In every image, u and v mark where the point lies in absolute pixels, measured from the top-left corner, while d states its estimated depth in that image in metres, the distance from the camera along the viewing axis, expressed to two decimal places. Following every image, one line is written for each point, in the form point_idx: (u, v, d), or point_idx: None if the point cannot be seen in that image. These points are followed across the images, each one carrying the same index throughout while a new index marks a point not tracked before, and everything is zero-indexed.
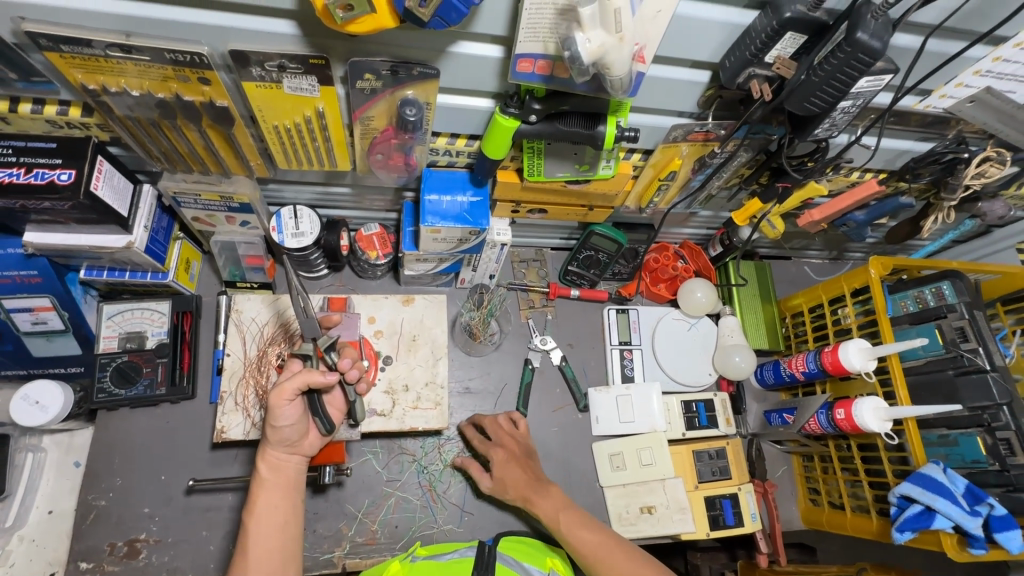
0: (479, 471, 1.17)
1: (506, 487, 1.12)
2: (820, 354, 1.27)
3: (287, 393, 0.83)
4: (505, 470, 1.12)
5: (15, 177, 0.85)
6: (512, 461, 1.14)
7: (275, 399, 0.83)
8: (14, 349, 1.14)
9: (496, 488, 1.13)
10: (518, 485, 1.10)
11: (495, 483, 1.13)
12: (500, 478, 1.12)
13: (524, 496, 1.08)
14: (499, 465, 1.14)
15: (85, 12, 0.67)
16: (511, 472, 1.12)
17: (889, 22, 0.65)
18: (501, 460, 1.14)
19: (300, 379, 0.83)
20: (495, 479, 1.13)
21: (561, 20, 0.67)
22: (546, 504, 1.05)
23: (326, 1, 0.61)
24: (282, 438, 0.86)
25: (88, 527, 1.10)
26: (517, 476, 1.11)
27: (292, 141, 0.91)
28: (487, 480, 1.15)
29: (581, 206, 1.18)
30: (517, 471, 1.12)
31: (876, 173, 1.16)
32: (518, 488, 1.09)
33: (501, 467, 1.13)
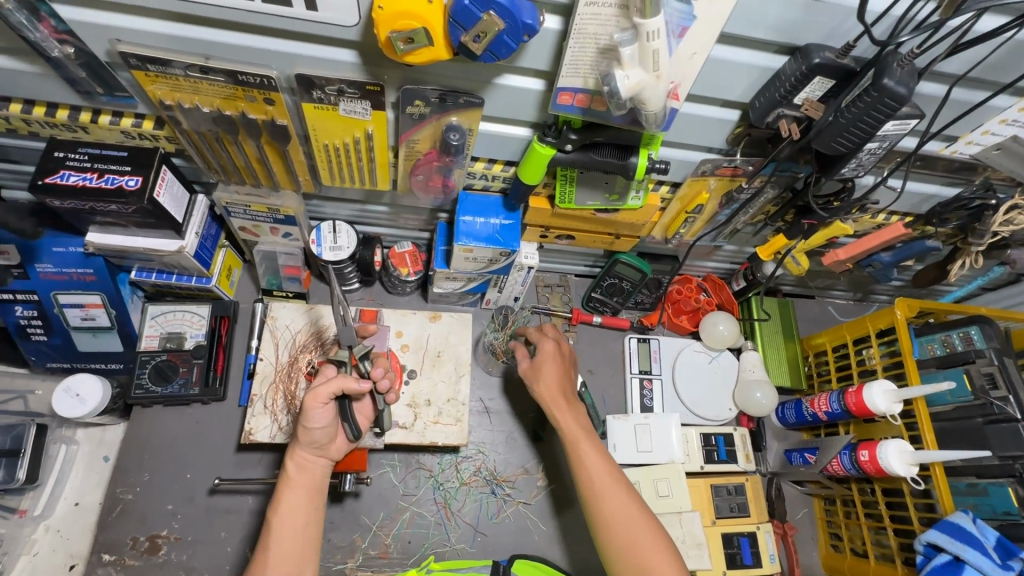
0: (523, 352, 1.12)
1: (536, 376, 1.08)
2: (844, 394, 1.25)
3: (321, 397, 0.86)
4: (550, 368, 1.07)
5: (88, 181, 0.92)
6: (561, 363, 1.08)
7: (309, 400, 0.86)
8: (62, 343, 1.21)
9: (528, 369, 1.09)
10: (545, 386, 1.06)
11: (533, 365, 1.09)
12: (539, 368, 1.08)
13: (556, 407, 1.04)
14: (548, 353, 1.08)
15: (172, 35, 0.75)
16: (549, 375, 1.07)
17: (915, 70, 0.68)
18: (550, 352, 1.08)
19: (336, 385, 0.86)
20: (536, 364, 1.09)
21: (601, 58, 0.72)
22: (570, 416, 1.02)
23: (389, 34, 0.67)
24: (311, 440, 0.88)
25: (113, 520, 1.13)
26: (552, 390, 1.05)
27: (340, 159, 0.97)
28: (526, 360, 1.10)
29: (608, 234, 1.22)
30: (556, 373, 1.07)
31: (902, 216, 1.17)
32: (546, 389, 1.06)
33: (549, 360, 1.07)
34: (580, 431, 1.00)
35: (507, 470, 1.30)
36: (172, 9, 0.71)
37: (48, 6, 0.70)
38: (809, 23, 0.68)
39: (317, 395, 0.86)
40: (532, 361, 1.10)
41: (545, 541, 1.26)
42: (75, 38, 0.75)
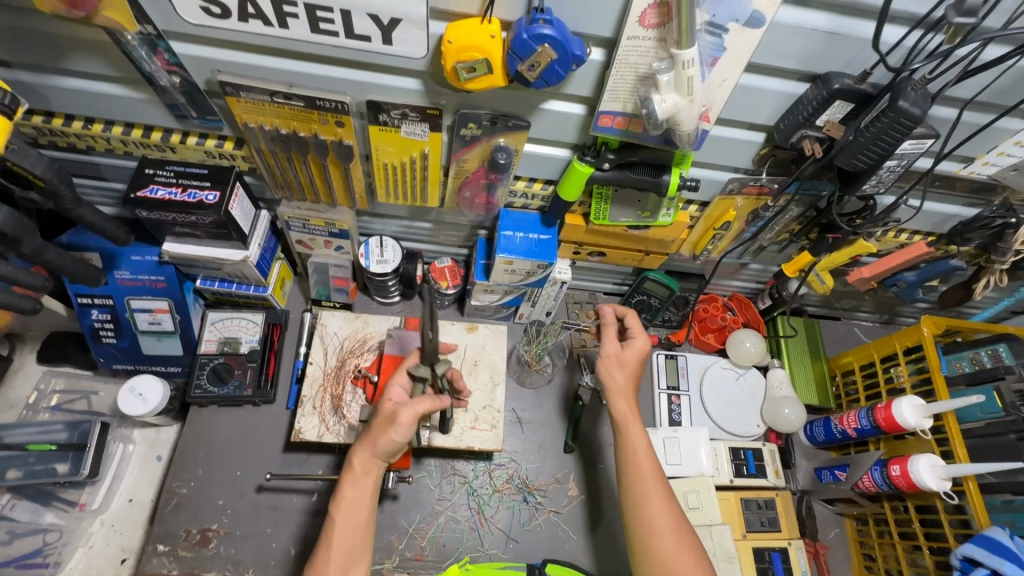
0: (611, 336, 1.14)
1: (615, 368, 1.12)
2: (873, 410, 1.27)
3: (417, 414, 0.92)
4: (634, 360, 1.12)
5: (174, 195, 1.03)
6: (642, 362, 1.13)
7: (405, 416, 0.91)
8: (129, 345, 1.30)
9: (613, 358, 1.12)
10: (620, 387, 1.11)
11: (617, 355, 1.13)
12: (623, 361, 1.12)
13: (626, 415, 1.08)
14: (637, 351, 1.12)
15: (265, 67, 0.86)
16: (629, 378, 1.11)
17: (928, 93, 0.74)
18: (636, 350, 1.12)
19: (429, 404, 0.94)
20: (621, 356, 1.12)
21: (640, 84, 0.80)
22: (638, 425, 1.07)
23: (455, 64, 0.76)
24: (387, 447, 0.92)
25: (168, 512, 1.19)
26: (630, 396, 1.10)
27: (396, 178, 1.07)
28: (613, 345, 1.13)
29: (638, 251, 1.28)
30: (635, 375, 1.12)
31: (924, 235, 1.22)
32: (625, 390, 1.10)
33: (636, 358, 1.12)
34: (641, 450, 1.04)
35: (539, 479, 1.33)
36: (267, 44, 0.82)
37: (165, 43, 0.82)
38: (828, 53, 0.76)
39: (410, 421, 0.91)
40: (620, 351, 1.13)
41: (577, 550, 1.27)
42: (183, 69, 0.86)
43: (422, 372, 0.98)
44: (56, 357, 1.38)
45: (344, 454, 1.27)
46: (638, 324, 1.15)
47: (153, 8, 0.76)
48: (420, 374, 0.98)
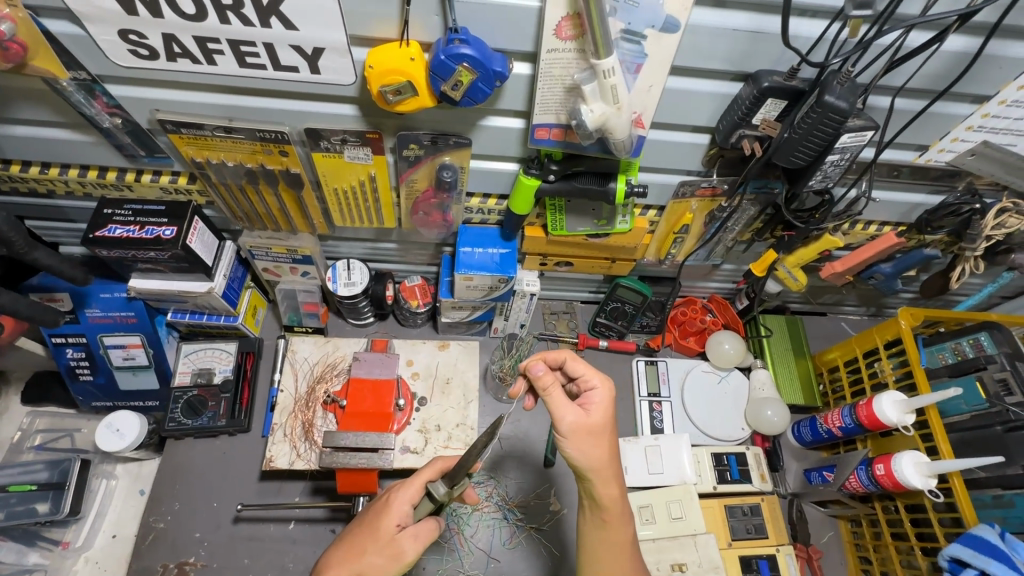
0: (563, 399, 0.86)
1: (585, 443, 0.86)
2: (855, 407, 1.24)
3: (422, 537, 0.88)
4: (602, 419, 0.88)
5: (132, 233, 1.04)
6: (607, 420, 0.89)
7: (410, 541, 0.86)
8: (106, 382, 1.32)
9: (575, 430, 0.86)
10: (607, 470, 0.88)
11: (583, 422, 0.86)
12: (591, 428, 0.87)
13: (613, 500, 0.89)
14: (598, 408, 0.89)
15: (203, 104, 0.87)
16: (606, 452, 0.87)
17: (855, 86, 0.75)
18: (600, 407, 0.89)
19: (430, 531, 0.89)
20: (589, 421, 0.87)
21: (569, 95, 0.81)
22: (617, 514, 0.90)
23: (380, 88, 0.77)
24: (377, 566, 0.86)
25: (146, 547, 1.19)
26: (615, 476, 0.89)
27: (349, 202, 1.08)
28: (575, 413, 0.86)
29: (605, 259, 1.27)
30: (609, 443, 0.88)
31: (894, 226, 1.19)
32: (604, 470, 0.87)
33: (603, 418, 0.88)
34: (625, 537, 0.91)
35: (519, 496, 1.32)
36: (200, 82, 0.84)
37: (101, 86, 0.84)
38: (755, 51, 0.75)
39: (415, 552, 0.86)
40: (581, 414, 0.87)
41: (559, 567, 1.25)
42: (123, 110, 0.88)
43: (438, 492, 0.89)
44: (38, 397, 1.40)
45: (319, 479, 1.28)
46: (592, 371, 0.92)
47: (82, 53, 0.78)
48: (436, 493, 0.90)
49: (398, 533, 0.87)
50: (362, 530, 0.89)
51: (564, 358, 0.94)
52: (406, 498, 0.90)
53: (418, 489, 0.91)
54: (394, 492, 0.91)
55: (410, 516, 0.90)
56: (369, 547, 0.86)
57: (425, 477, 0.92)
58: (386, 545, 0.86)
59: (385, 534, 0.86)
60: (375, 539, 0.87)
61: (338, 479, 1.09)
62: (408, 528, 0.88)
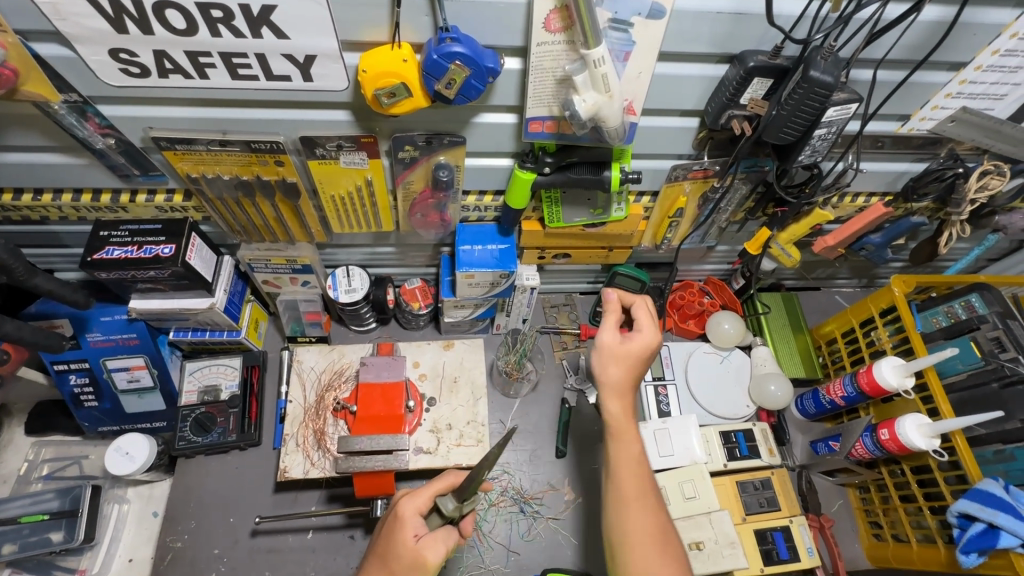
0: (610, 323, 1.03)
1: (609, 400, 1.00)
2: (856, 375, 1.27)
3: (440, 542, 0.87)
4: (630, 353, 1.00)
5: (129, 253, 1.03)
6: (630, 368, 1.02)
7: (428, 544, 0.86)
8: (111, 407, 1.31)
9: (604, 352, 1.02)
10: (621, 428, 0.98)
11: (611, 349, 1.02)
12: (623, 354, 1.01)
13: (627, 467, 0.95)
14: (636, 351, 1.01)
15: (194, 118, 0.87)
16: (625, 375, 1.01)
17: (838, 60, 0.77)
18: (634, 348, 1.01)
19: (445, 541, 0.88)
20: (619, 361, 1.01)
21: (560, 87, 0.82)
22: (628, 425, 0.99)
23: (374, 92, 0.77)
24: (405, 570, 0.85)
25: (165, 567, 1.19)
26: (632, 439, 0.98)
27: (347, 208, 1.08)
28: (611, 334, 1.02)
29: (602, 248, 1.29)
30: (635, 372, 1.01)
31: (881, 196, 1.22)
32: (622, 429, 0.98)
33: (639, 349, 1.01)
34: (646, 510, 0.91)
35: (535, 488, 1.33)
36: (192, 96, 0.84)
37: (94, 107, 0.84)
38: (739, 34, 0.77)
39: (440, 556, 0.86)
40: (620, 340, 1.02)
41: (579, 555, 1.26)
42: (116, 130, 0.88)
43: (448, 508, 0.90)
44: (43, 427, 1.38)
45: (334, 487, 1.28)
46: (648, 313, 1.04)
47: (73, 75, 0.79)
48: (444, 509, 0.89)
49: (417, 543, 0.86)
50: (383, 547, 0.88)
51: (633, 302, 1.07)
52: (417, 506, 0.90)
53: (427, 499, 0.91)
54: (404, 504, 0.90)
55: (424, 526, 0.89)
56: (392, 561, 0.85)
57: (437, 489, 0.91)
58: (409, 555, 0.85)
59: (405, 546, 0.86)
60: (397, 557, 0.86)
61: (356, 484, 1.09)
62: (425, 536, 0.87)
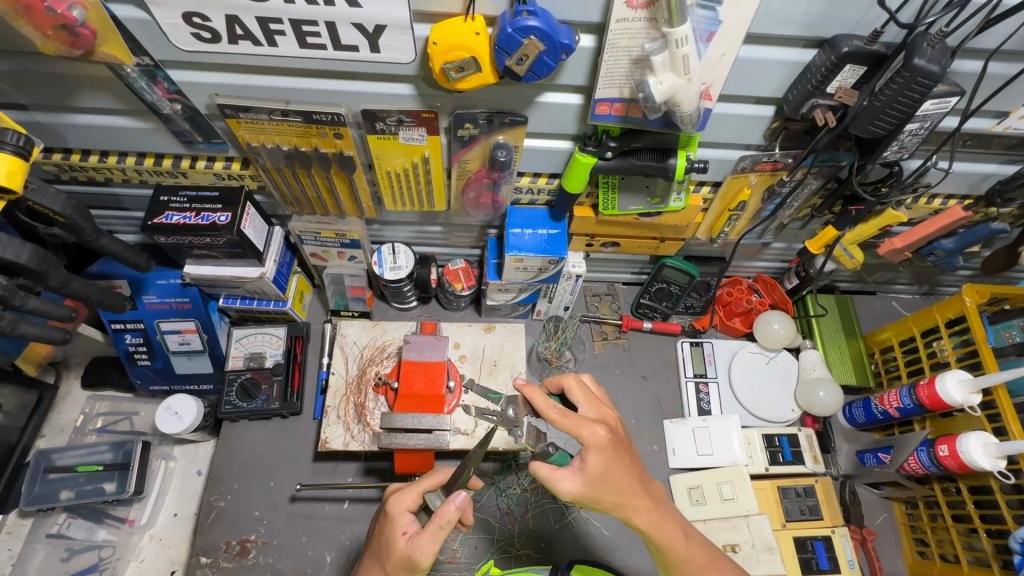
0: (552, 470, 0.79)
1: (598, 497, 0.79)
2: (915, 387, 1.20)
3: (432, 536, 0.83)
4: (592, 453, 0.79)
5: (188, 219, 1.05)
6: (600, 452, 0.80)
7: (424, 544, 0.83)
8: (162, 367, 1.35)
9: (582, 495, 0.79)
10: (635, 502, 0.81)
11: (583, 481, 0.79)
12: (584, 470, 0.79)
13: (654, 522, 0.83)
14: (593, 455, 0.79)
15: (259, 87, 0.87)
16: (601, 458, 0.79)
17: (946, 48, 0.71)
18: (596, 459, 0.79)
19: (433, 537, 0.83)
20: (587, 476, 0.79)
21: (634, 68, 0.78)
22: (616, 476, 0.80)
23: (443, 65, 0.76)
24: (404, 562, 0.84)
25: (209, 525, 1.23)
26: (643, 504, 0.82)
27: (400, 184, 1.07)
28: (572, 479, 0.79)
29: (653, 238, 1.24)
30: (607, 452, 0.80)
31: (960, 199, 1.13)
32: (630, 500, 0.81)
33: (583, 432, 0.80)
34: (686, 547, 0.86)
35: None
36: (260, 64, 0.83)
37: (163, 72, 0.85)
38: (835, 15, 0.72)
39: (430, 551, 0.82)
40: (578, 478, 0.79)
41: (608, 548, 1.26)
42: (183, 96, 0.89)
43: (436, 505, 0.88)
44: (98, 382, 1.44)
45: (371, 460, 1.30)
46: (578, 428, 0.80)
47: (147, 38, 0.79)
48: (431, 506, 0.88)
49: (406, 541, 0.85)
50: (378, 545, 0.90)
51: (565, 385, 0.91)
52: (405, 504, 0.89)
53: (414, 496, 0.89)
54: (391, 503, 0.90)
55: (414, 524, 0.88)
56: (385, 559, 0.86)
57: (424, 487, 0.90)
58: (400, 554, 0.84)
59: (395, 544, 0.85)
60: (390, 556, 0.85)
61: (395, 460, 1.10)
62: (414, 534, 0.86)
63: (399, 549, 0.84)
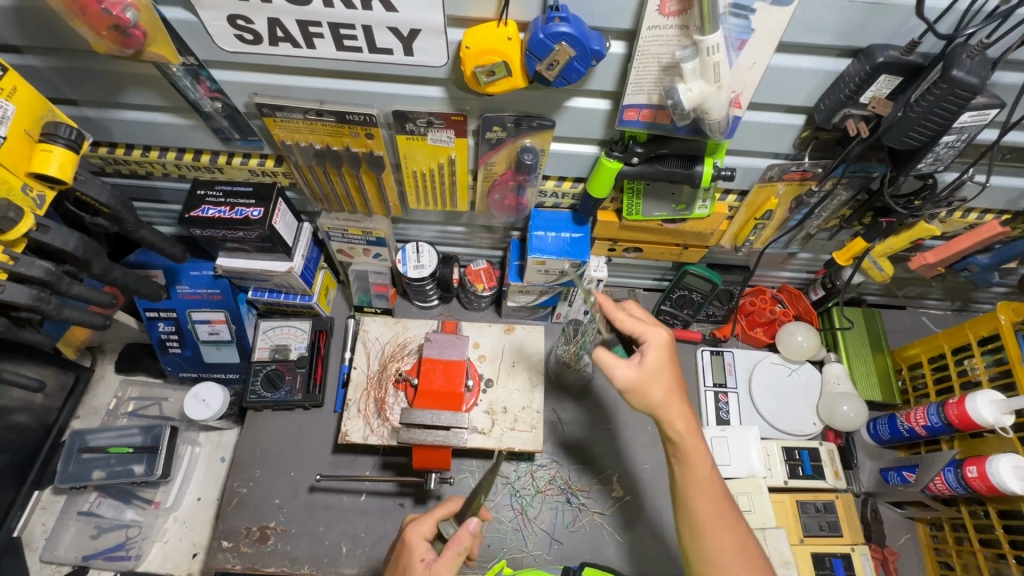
0: (612, 358, 0.91)
1: (648, 391, 0.90)
2: (944, 406, 1.17)
3: (452, 561, 0.87)
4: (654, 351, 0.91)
5: (223, 213, 1.08)
6: (661, 357, 0.91)
7: (444, 569, 0.87)
8: (191, 355, 1.40)
9: (637, 382, 0.90)
10: (675, 401, 0.90)
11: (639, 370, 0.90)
12: (642, 361, 0.91)
13: (689, 429, 0.90)
14: (652, 351, 0.92)
15: (296, 86, 0.90)
16: (661, 356, 0.91)
17: (986, 60, 0.70)
18: (654, 353, 0.91)
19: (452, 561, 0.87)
20: (643, 365, 0.90)
21: (664, 74, 0.78)
22: (669, 376, 0.91)
23: (474, 69, 0.77)
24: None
25: (231, 511, 1.27)
26: (682, 408, 0.90)
27: (427, 184, 1.10)
28: (629, 369, 0.90)
29: (676, 245, 1.23)
30: (669, 357, 0.92)
31: (998, 214, 1.10)
32: (674, 402, 0.90)
33: (649, 334, 0.93)
34: (710, 468, 0.90)
35: (583, 480, 1.32)
36: (297, 63, 0.86)
37: (206, 71, 0.88)
38: (870, 25, 0.71)
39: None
40: (634, 367, 0.91)
41: (619, 555, 1.25)
42: (223, 95, 0.92)
43: (450, 532, 0.94)
44: (131, 367, 1.49)
45: (389, 455, 1.33)
46: (641, 326, 0.94)
47: (193, 39, 0.82)
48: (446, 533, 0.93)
49: (426, 566, 0.88)
50: (394, 574, 0.92)
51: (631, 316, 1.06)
52: (422, 532, 0.92)
53: (430, 525, 0.93)
54: (409, 532, 0.93)
55: (430, 552, 0.91)
56: None
57: (438, 515, 0.94)
58: None
59: (414, 570, 0.88)
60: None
61: (413, 455, 1.12)
62: (431, 560, 0.89)
63: (415, 575, 0.87)
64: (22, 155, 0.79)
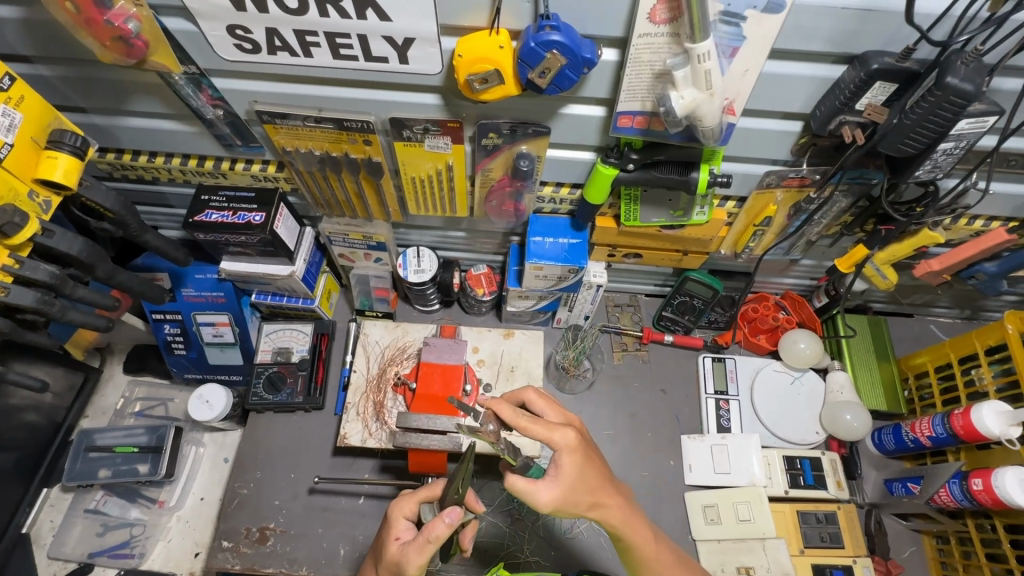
0: (529, 481, 0.78)
1: (573, 501, 0.80)
2: (949, 416, 1.15)
3: (418, 550, 0.84)
4: (569, 460, 0.79)
5: (225, 217, 1.10)
6: (578, 459, 0.80)
7: (411, 555, 0.85)
8: (196, 357, 1.42)
9: (561, 500, 0.79)
10: (608, 492, 0.83)
11: (560, 487, 0.79)
12: (557, 472, 0.79)
13: (626, 518, 0.85)
14: (567, 458, 0.80)
15: (294, 95, 0.91)
16: (577, 461, 0.80)
17: (982, 66, 0.69)
18: (569, 462, 0.79)
19: (417, 549, 0.85)
20: (564, 480, 0.79)
21: (657, 82, 0.78)
22: (594, 472, 0.81)
23: (467, 77, 0.78)
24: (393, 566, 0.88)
25: (231, 511, 1.28)
26: (615, 501, 0.84)
27: (424, 190, 1.10)
28: (551, 488, 0.78)
29: (676, 251, 1.23)
30: (584, 454, 0.81)
31: (1005, 222, 1.08)
32: (604, 499, 0.83)
33: (556, 439, 0.80)
34: (654, 543, 0.88)
35: None
36: (293, 72, 0.87)
37: (208, 79, 0.90)
38: (864, 32, 0.70)
39: (417, 564, 0.84)
40: (553, 486, 0.79)
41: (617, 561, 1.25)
42: (224, 102, 0.95)
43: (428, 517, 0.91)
44: (138, 368, 1.52)
45: (388, 458, 1.34)
46: (550, 432, 0.80)
47: (193, 47, 0.84)
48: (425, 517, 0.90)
49: (398, 547, 0.89)
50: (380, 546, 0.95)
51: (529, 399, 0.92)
52: (404, 511, 0.93)
53: (411, 505, 0.93)
54: (393, 509, 0.94)
55: (409, 532, 0.92)
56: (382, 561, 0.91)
57: (420, 496, 0.94)
58: (392, 559, 0.89)
59: (389, 548, 0.90)
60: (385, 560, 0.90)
61: (410, 459, 1.13)
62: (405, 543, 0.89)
63: (390, 554, 0.89)
64: (29, 162, 0.82)
